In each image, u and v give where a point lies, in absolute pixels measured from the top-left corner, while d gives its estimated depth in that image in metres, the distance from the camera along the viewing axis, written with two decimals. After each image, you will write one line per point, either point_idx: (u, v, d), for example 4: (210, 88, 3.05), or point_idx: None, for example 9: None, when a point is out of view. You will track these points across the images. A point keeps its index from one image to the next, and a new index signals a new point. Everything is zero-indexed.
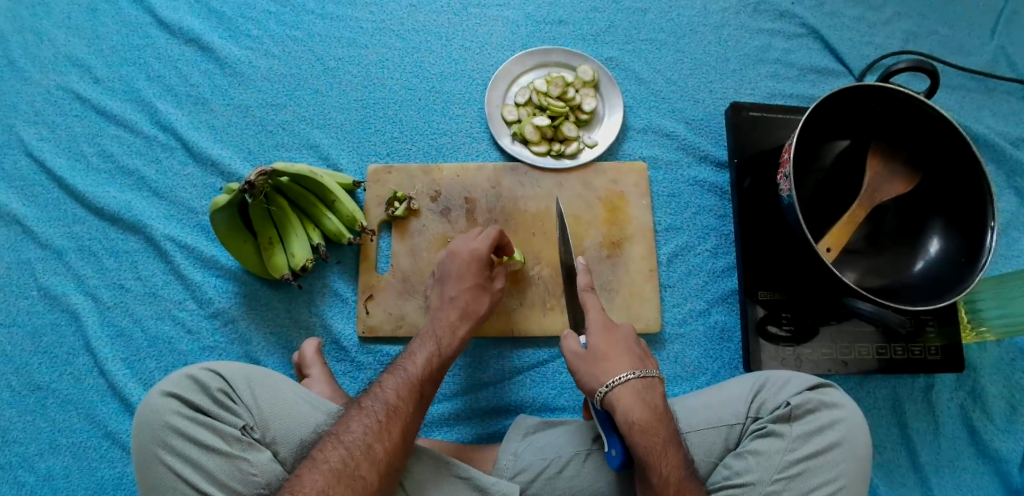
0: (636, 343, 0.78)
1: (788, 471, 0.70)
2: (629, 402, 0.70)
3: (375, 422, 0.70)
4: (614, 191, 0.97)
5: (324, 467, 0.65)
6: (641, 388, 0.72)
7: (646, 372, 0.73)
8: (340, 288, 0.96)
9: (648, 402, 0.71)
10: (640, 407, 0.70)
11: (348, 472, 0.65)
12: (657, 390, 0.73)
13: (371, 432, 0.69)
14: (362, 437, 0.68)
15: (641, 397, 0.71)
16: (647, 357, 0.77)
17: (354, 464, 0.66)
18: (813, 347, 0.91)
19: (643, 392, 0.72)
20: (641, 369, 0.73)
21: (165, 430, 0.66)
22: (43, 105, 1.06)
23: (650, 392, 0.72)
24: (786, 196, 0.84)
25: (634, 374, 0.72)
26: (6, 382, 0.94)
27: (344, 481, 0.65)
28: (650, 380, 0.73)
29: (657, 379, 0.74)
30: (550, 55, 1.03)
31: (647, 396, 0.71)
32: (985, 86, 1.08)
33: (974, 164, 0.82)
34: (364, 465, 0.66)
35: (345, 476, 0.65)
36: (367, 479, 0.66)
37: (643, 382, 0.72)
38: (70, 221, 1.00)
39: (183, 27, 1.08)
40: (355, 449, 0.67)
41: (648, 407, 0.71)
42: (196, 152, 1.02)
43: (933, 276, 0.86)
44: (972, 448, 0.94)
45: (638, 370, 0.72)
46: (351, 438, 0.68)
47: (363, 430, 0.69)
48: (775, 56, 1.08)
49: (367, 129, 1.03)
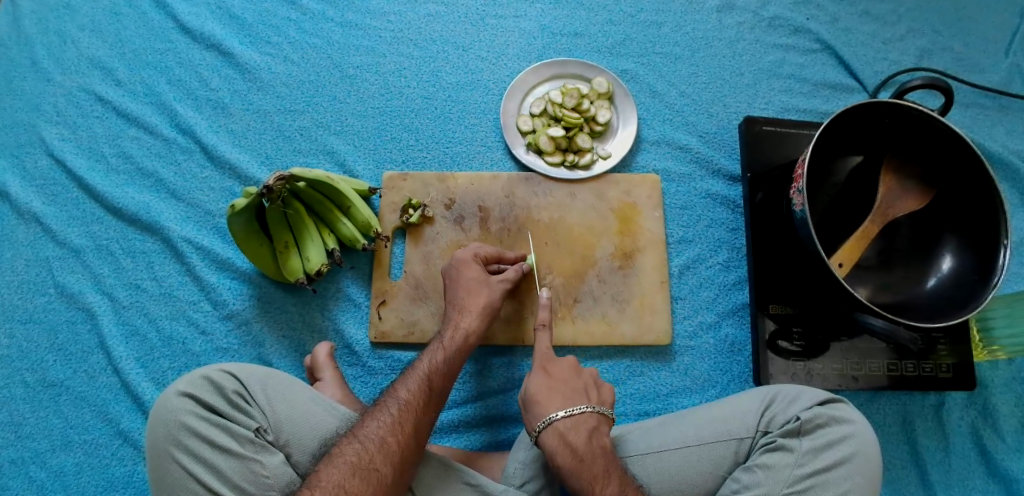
0: (574, 377, 0.78)
1: (796, 486, 0.69)
2: (554, 444, 0.72)
3: (388, 417, 0.71)
4: (627, 201, 0.98)
5: (340, 461, 0.66)
6: (564, 428, 0.73)
7: (575, 409, 0.74)
8: (353, 293, 0.97)
9: (569, 442, 0.72)
10: (562, 449, 0.72)
11: (363, 464, 0.66)
12: (585, 426, 0.73)
13: (384, 426, 0.70)
14: (375, 431, 0.70)
15: (565, 438, 0.72)
16: (585, 391, 0.77)
17: (367, 457, 0.67)
18: (824, 363, 0.90)
19: (566, 432, 0.73)
20: (568, 407, 0.74)
21: (180, 429, 0.67)
22: (65, 106, 1.08)
23: (574, 430, 0.73)
24: (800, 211, 0.85)
25: (560, 413, 0.73)
26: (22, 378, 0.95)
27: (358, 473, 0.66)
28: (579, 416, 0.74)
29: (588, 414, 0.74)
30: (565, 66, 1.04)
31: (570, 436, 0.72)
32: (999, 104, 1.08)
33: (987, 183, 0.83)
34: (378, 457, 0.67)
35: (359, 468, 0.66)
36: (382, 471, 0.67)
37: (568, 421, 0.73)
38: (89, 221, 1.02)
39: (204, 33, 1.10)
40: (369, 442, 0.68)
41: (567, 448, 0.71)
42: (214, 156, 1.03)
43: (946, 293, 0.86)
44: (982, 468, 0.93)
45: (566, 409, 0.74)
46: (365, 433, 0.69)
47: (376, 425, 0.70)
48: (788, 71, 1.08)
49: (384, 137, 1.04)
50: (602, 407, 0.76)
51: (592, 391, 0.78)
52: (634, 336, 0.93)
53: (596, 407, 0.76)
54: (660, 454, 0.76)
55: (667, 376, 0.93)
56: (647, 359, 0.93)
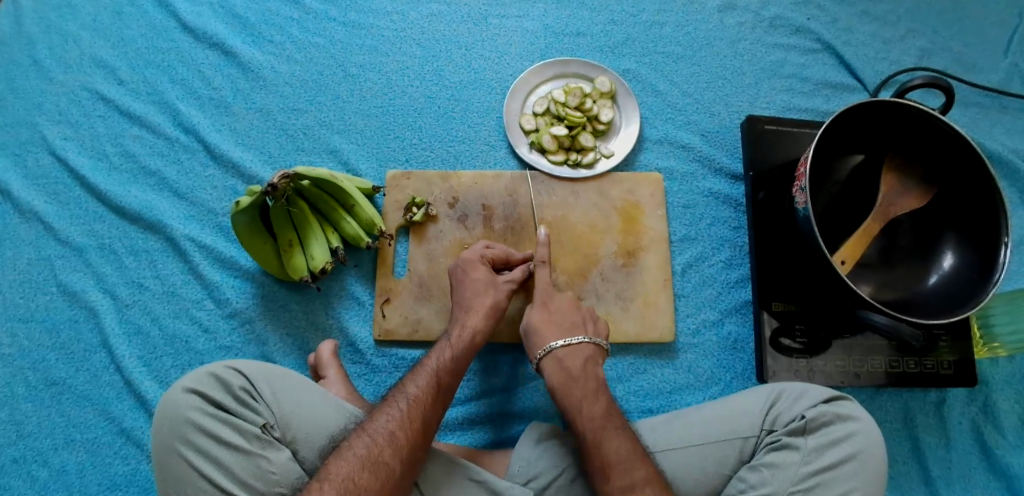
0: (575, 311, 0.85)
1: (802, 484, 0.70)
2: (551, 368, 0.79)
3: (397, 411, 0.71)
4: (630, 200, 0.98)
5: (350, 455, 0.67)
6: (562, 356, 0.80)
7: (572, 339, 0.81)
8: (356, 291, 0.97)
9: (565, 367, 0.79)
10: (557, 371, 0.79)
11: (373, 458, 0.67)
12: (580, 354, 0.80)
13: (393, 420, 0.70)
14: (385, 425, 0.70)
15: (562, 363, 0.79)
16: (584, 323, 0.84)
17: (377, 451, 0.67)
18: (827, 360, 0.91)
19: (563, 358, 0.79)
20: (566, 337, 0.81)
21: (187, 425, 0.67)
22: (67, 105, 1.08)
23: (570, 357, 0.79)
24: (803, 209, 0.85)
25: (560, 342, 0.80)
26: (24, 377, 0.95)
27: (368, 467, 0.66)
28: (577, 345, 0.80)
29: (585, 344, 0.81)
30: (568, 65, 1.04)
31: (566, 362, 0.79)
32: (999, 104, 1.08)
33: (987, 180, 0.83)
34: (387, 451, 0.68)
35: (369, 462, 0.66)
36: (392, 466, 0.67)
37: (566, 349, 0.80)
38: (91, 220, 1.02)
39: (207, 32, 1.10)
40: (378, 436, 0.69)
41: (563, 370, 0.79)
42: (217, 154, 1.03)
43: (947, 290, 0.87)
44: (983, 464, 0.93)
45: (564, 338, 0.81)
46: (374, 427, 0.70)
47: (386, 419, 0.70)
48: (789, 70, 1.09)
49: (387, 135, 1.04)
50: (599, 339, 0.83)
51: (591, 325, 0.85)
52: (638, 334, 0.93)
53: (593, 338, 0.83)
54: (666, 453, 0.76)
55: (670, 373, 0.93)
56: (651, 356, 0.94)
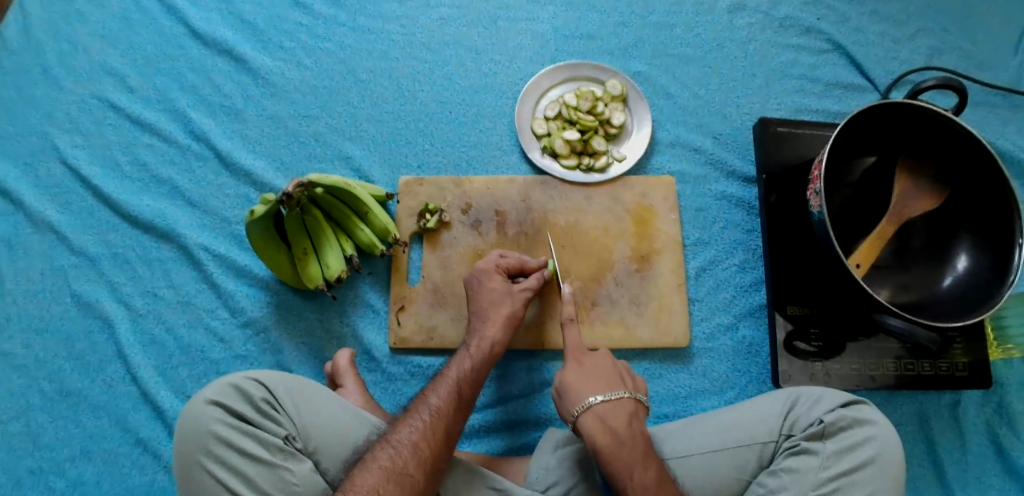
0: (608, 364, 0.80)
1: (822, 489, 0.70)
2: (593, 429, 0.73)
3: (420, 422, 0.72)
4: (643, 204, 0.98)
5: (374, 466, 0.67)
6: (603, 413, 0.74)
7: (614, 394, 0.75)
8: (371, 299, 0.97)
9: (610, 426, 0.73)
10: (603, 433, 0.72)
11: (397, 469, 0.67)
12: (623, 411, 0.74)
13: (416, 432, 0.71)
14: (409, 437, 0.70)
15: (606, 423, 0.73)
16: (622, 378, 0.78)
17: (401, 462, 0.68)
18: (842, 363, 0.91)
19: (605, 416, 0.74)
20: (606, 392, 0.75)
21: (210, 438, 0.67)
22: (78, 113, 1.08)
23: (613, 414, 0.73)
24: (817, 212, 0.85)
25: (600, 398, 0.75)
26: (40, 387, 0.96)
27: (393, 478, 0.66)
28: (618, 402, 0.75)
29: (627, 400, 0.75)
30: (579, 69, 1.04)
31: (610, 421, 0.73)
32: (1011, 103, 1.08)
33: (1002, 181, 0.83)
34: (411, 463, 0.68)
35: (394, 473, 0.67)
36: (416, 477, 0.68)
37: (607, 405, 0.74)
38: (104, 229, 1.02)
39: (216, 38, 1.10)
40: (402, 447, 0.69)
41: (609, 433, 0.72)
42: (229, 163, 1.04)
43: (962, 292, 0.87)
44: (1000, 466, 0.94)
45: (605, 393, 0.75)
46: (398, 437, 0.70)
47: (409, 430, 0.71)
48: (800, 72, 1.08)
49: (398, 141, 1.04)
50: (638, 393, 0.78)
51: (627, 378, 0.79)
52: (653, 338, 0.93)
53: (633, 393, 0.77)
54: (684, 460, 0.77)
55: (685, 378, 0.93)
56: (666, 361, 0.94)
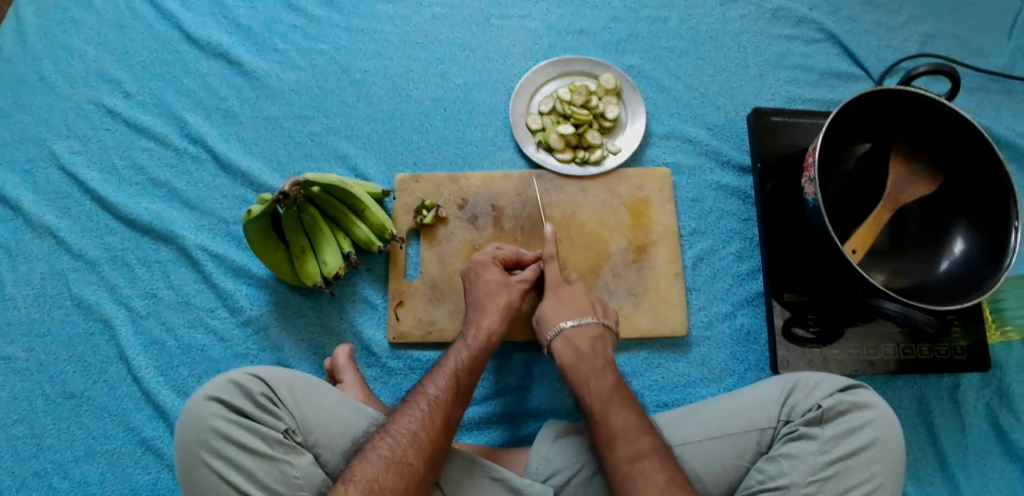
0: (583, 296, 0.86)
1: (821, 473, 0.70)
2: (561, 347, 0.81)
3: (419, 412, 0.72)
4: (639, 196, 0.98)
5: (374, 455, 0.68)
6: (571, 334, 0.82)
7: (581, 320, 0.83)
8: (369, 295, 0.97)
9: (574, 344, 0.81)
10: (568, 348, 0.81)
11: (396, 458, 0.68)
12: (590, 333, 0.82)
13: (415, 421, 0.71)
14: (408, 426, 0.71)
15: (572, 341, 0.81)
16: (593, 307, 0.85)
17: (400, 451, 0.68)
18: (840, 349, 0.91)
19: (573, 337, 0.82)
20: (576, 318, 0.83)
21: (209, 433, 0.68)
22: (75, 120, 1.08)
23: (580, 336, 0.81)
24: (812, 199, 0.85)
25: (570, 322, 0.82)
26: (42, 390, 0.96)
27: (393, 467, 0.67)
28: (586, 326, 0.82)
29: (595, 325, 0.83)
30: (572, 64, 1.04)
31: (576, 340, 0.81)
32: (1005, 88, 1.08)
33: (997, 165, 0.83)
34: (411, 452, 0.68)
35: (393, 462, 0.67)
36: (415, 465, 0.68)
37: (576, 328, 0.82)
38: (103, 233, 1.03)
39: (211, 42, 1.11)
40: (401, 437, 0.70)
41: (573, 350, 0.81)
42: (226, 164, 1.04)
43: (958, 275, 0.87)
44: (1000, 448, 0.94)
45: (576, 318, 0.83)
46: (397, 428, 0.71)
47: (408, 420, 0.71)
48: (794, 61, 1.09)
49: (394, 139, 1.04)
50: (608, 321, 0.85)
51: (601, 308, 0.86)
52: (651, 329, 0.94)
53: (603, 320, 0.84)
54: (683, 447, 0.77)
55: (684, 367, 0.93)
56: (665, 350, 0.94)
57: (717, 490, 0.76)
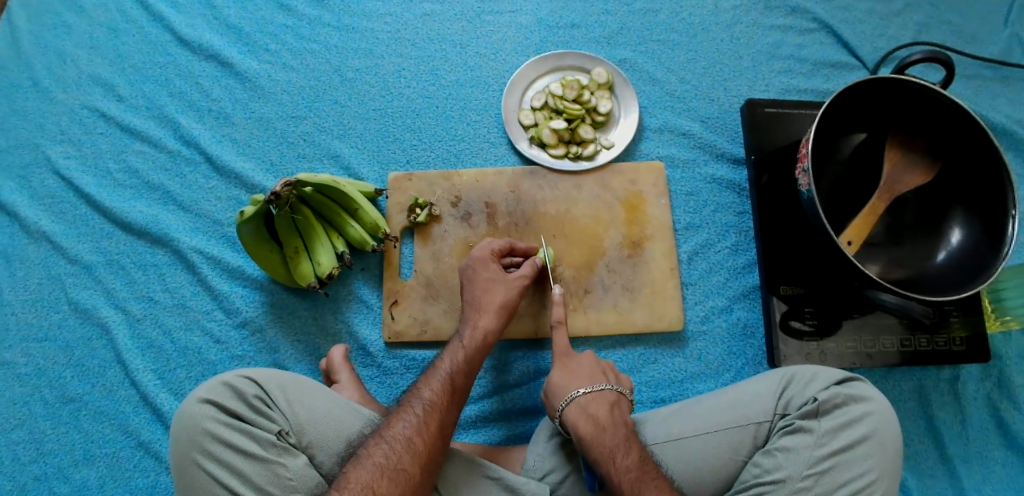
0: (592, 362, 0.82)
1: (817, 466, 0.70)
2: (575, 418, 0.76)
3: (414, 417, 0.72)
4: (633, 191, 0.98)
5: (369, 462, 0.68)
6: (585, 403, 0.76)
7: (594, 387, 0.78)
8: (364, 295, 0.97)
9: (591, 414, 0.75)
10: (583, 420, 0.75)
11: (391, 465, 0.68)
12: (605, 401, 0.77)
13: (410, 426, 0.71)
14: (403, 432, 0.71)
15: (586, 411, 0.76)
16: (604, 374, 0.81)
17: (395, 458, 0.68)
18: (838, 341, 0.90)
19: (587, 406, 0.76)
20: (589, 385, 0.78)
21: (203, 435, 0.68)
22: (69, 124, 1.08)
23: (594, 405, 0.76)
24: (806, 191, 0.85)
25: (583, 390, 0.78)
26: (41, 395, 0.96)
27: (387, 474, 0.67)
28: (600, 394, 0.77)
29: (609, 391, 0.78)
30: (564, 59, 1.04)
31: (592, 409, 0.76)
32: (1001, 74, 1.07)
33: (993, 153, 0.83)
34: (406, 458, 0.69)
35: (388, 469, 0.67)
36: (410, 471, 0.68)
37: (588, 397, 0.77)
38: (98, 237, 1.03)
39: (203, 44, 1.10)
40: (396, 443, 0.70)
41: (589, 419, 0.75)
42: (219, 166, 1.04)
43: (956, 265, 0.86)
44: (1000, 439, 0.94)
45: (588, 386, 0.78)
46: (392, 433, 0.71)
47: (403, 425, 0.71)
48: (787, 52, 1.08)
49: (386, 138, 1.04)
50: (621, 387, 0.80)
51: (610, 373, 0.82)
52: (646, 324, 0.93)
53: (615, 385, 0.80)
54: (678, 442, 0.77)
55: (681, 362, 0.93)
56: (662, 346, 0.94)
57: (715, 485, 0.76)
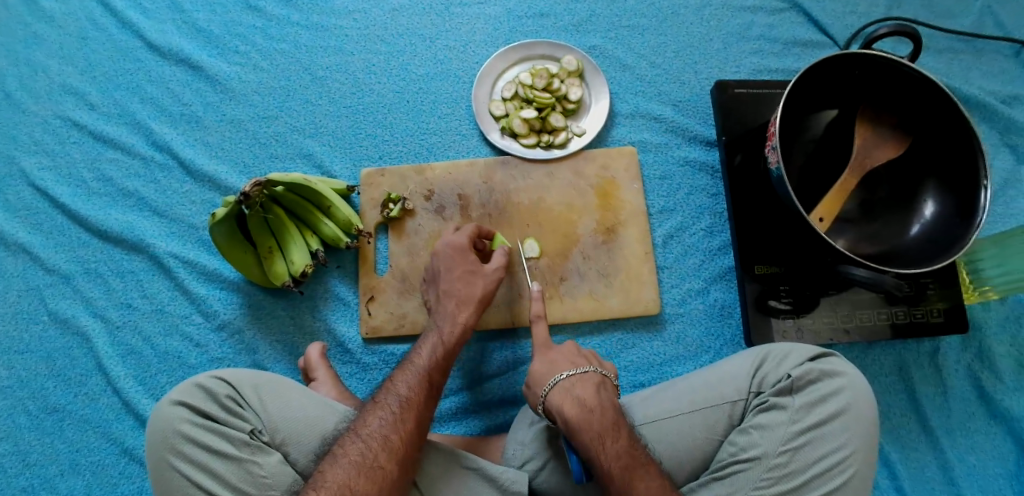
0: (573, 347, 0.81)
1: (792, 442, 0.71)
2: (560, 401, 0.74)
3: (391, 414, 0.72)
4: (605, 176, 0.98)
5: (345, 461, 0.67)
6: (570, 386, 0.75)
7: (578, 370, 0.77)
8: (341, 292, 0.97)
9: (576, 397, 0.74)
10: (569, 403, 0.73)
11: (368, 463, 0.68)
12: (589, 383, 0.76)
13: (386, 424, 0.71)
14: (379, 430, 0.70)
15: (572, 394, 0.74)
16: (586, 358, 0.80)
17: (372, 456, 0.68)
18: (814, 318, 0.91)
19: (572, 389, 0.75)
20: (573, 368, 0.77)
21: (176, 437, 0.68)
22: (42, 135, 1.08)
23: (579, 387, 0.75)
24: (775, 169, 0.84)
25: (567, 373, 0.76)
26: (24, 406, 0.96)
27: (364, 472, 0.67)
28: (584, 377, 0.76)
29: (592, 373, 0.77)
30: (533, 48, 1.03)
31: (577, 392, 0.74)
32: (973, 47, 1.08)
33: (963, 124, 0.83)
34: (382, 455, 0.68)
35: (365, 467, 0.67)
36: (387, 469, 0.68)
37: (572, 379, 0.76)
38: (75, 246, 1.02)
39: (172, 48, 1.10)
40: (372, 441, 0.69)
41: (576, 402, 0.73)
42: (192, 170, 1.04)
43: (930, 238, 0.87)
44: (983, 409, 0.94)
45: (572, 369, 0.77)
46: (368, 431, 0.70)
47: (379, 423, 0.71)
48: (758, 32, 1.08)
49: (359, 134, 1.04)
50: (604, 370, 0.79)
51: (592, 358, 0.81)
52: (623, 309, 0.93)
53: (598, 368, 0.78)
54: (657, 424, 0.77)
55: (659, 346, 0.93)
56: (638, 330, 0.94)
57: (692, 465, 0.76)
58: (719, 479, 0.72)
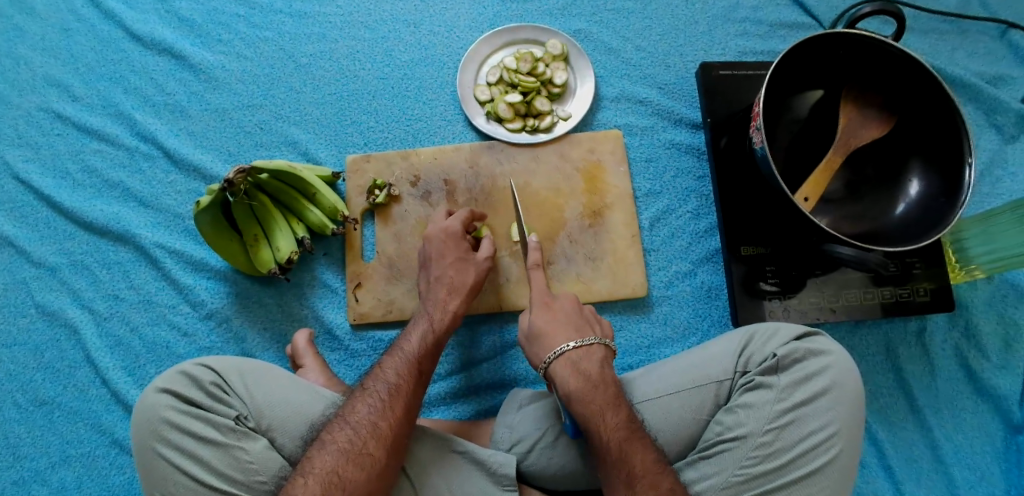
0: (576, 312, 0.81)
1: (778, 421, 0.71)
2: (565, 373, 0.74)
3: (379, 401, 0.72)
4: (591, 160, 0.98)
5: (333, 448, 0.67)
6: (576, 359, 0.75)
7: (584, 341, 0.76)
8: (328, 279, 0.97)
9: (581, 370, 0.74)
10: (574, 377, 0.73)
11: (356, 450, 0.67)
12: (594, 357, 0.76)
13: (375, 411, 0.71)
14: (368, 416, 0.70)
15: (577, 367, 0.74)
16: (589, 326, 0.80)
17: (360, 443, 0.68)
18: (801, 298, 0.91)
19: (578, 362, 0.75)
20: (578, 338, 0.77)
21: (162, 424, 0.68)
22: (26, 127, 1.07)
23: (585, 360, 0.75)
24: (760, 148, 0.84)
25: (572, 344, 0.76)
26: (14, 399, 0.96)
27: (353, 459, 0.67)
28: (589, 348, 0.76)
29: (597, 346, 0.77)
30: (518, 33, 1.03)
31: (582, 365, 0.75)
32: (958, 27, 1.08)
33: (947, 102, 0.83)
34: (371, 442, 0.68)
35: (353, 454, 0.67)
36: (375, 456, 0.68)
37: (579, 351, 0.76)
38: (61, 238, 1.02)
39: (155, 38, 1.09)
40: (361, 428, 0.69)
41: (581, 375, 0.73)
42: (177, 159, 1.03)
43: (914, 217, 0.87)
44: (970, 387, 0.94)
45: (576, 340, 0.76)
46: (357, 418, 0.70)
47: (367, 410, 0.71)
48: (743, 14, 1.07)
49: (343, 121, 1.03)
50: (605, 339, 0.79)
51: (594, 325, 0.81)
52: (611, 291, 0.94)
53: (601, 338, 0.78)
54: (644, 405, 0.77)
55: (647, 328, 0.94)
56: (626, 312, 0.94)
57: (678, 445, 0.76)
58: (706, 458, 0.72)
